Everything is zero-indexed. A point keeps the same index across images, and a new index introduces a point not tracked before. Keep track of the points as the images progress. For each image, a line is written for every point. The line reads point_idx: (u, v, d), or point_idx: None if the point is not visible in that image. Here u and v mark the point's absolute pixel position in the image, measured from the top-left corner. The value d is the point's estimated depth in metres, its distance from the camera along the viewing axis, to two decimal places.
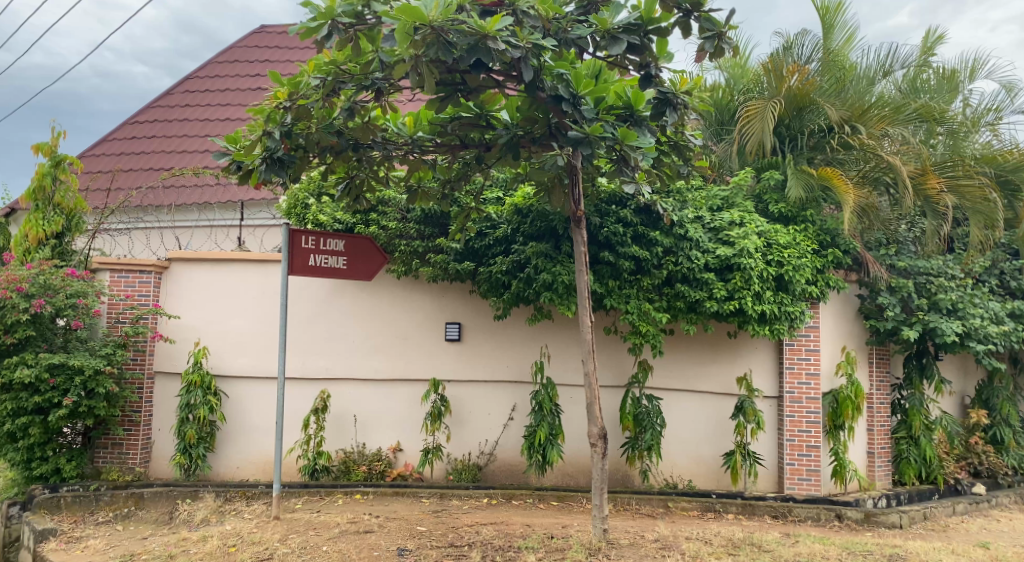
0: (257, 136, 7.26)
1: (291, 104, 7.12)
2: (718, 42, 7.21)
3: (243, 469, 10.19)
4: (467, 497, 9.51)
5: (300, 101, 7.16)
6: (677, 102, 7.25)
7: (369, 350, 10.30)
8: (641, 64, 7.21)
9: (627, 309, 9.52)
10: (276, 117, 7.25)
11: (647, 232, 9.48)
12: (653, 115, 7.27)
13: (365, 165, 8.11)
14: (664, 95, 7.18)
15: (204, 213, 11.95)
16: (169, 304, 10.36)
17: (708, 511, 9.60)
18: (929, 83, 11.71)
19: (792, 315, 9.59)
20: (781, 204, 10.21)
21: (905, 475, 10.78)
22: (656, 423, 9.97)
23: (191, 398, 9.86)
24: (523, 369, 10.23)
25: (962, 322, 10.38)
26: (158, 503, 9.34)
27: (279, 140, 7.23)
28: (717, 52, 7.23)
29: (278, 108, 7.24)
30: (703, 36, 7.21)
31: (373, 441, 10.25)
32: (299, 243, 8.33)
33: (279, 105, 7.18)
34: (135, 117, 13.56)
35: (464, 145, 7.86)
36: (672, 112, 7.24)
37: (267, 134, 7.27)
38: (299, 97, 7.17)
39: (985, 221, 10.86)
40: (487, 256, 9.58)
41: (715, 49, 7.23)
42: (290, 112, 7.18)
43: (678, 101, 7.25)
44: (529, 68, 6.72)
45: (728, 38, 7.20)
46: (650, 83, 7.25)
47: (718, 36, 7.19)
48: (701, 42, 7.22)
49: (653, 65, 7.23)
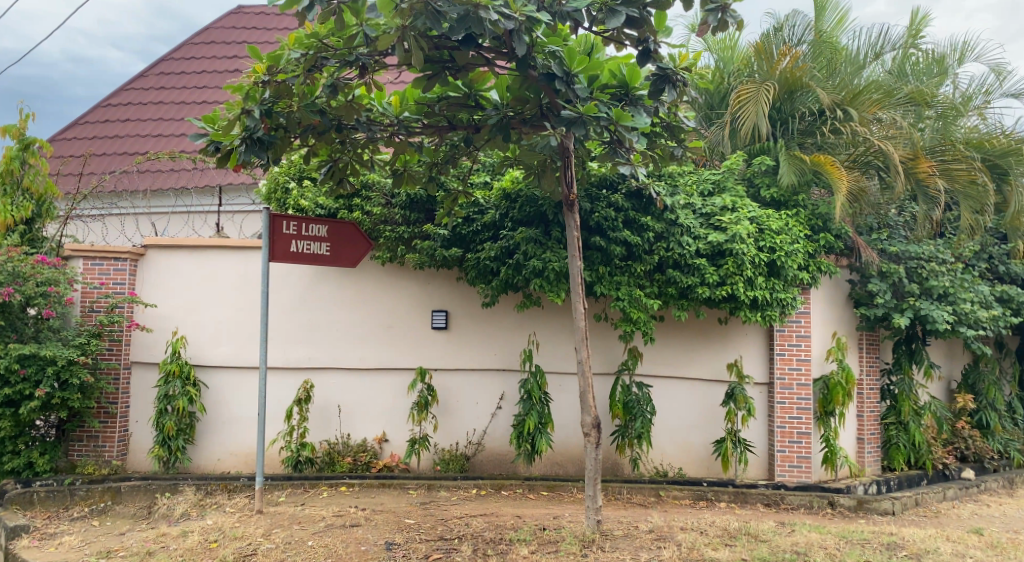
0: (235, 114, 6.88)
1: (270, 78, 6.94)
2: (722, 16, 7.00)
3: (225, 462, 9.92)
4: (455, 488, 9.31)
5: (280, 76, 6.95)
6: (676, 80, 6.98)
7: (354, 339, 10.05)
8: (640, 38, 6.94)
9: (618, 296, 9.31)
10: (255, 95, 6.94)
11: (638, 217, 9.28)
12: (651, 93, 7.01)
13: (348, 147, 7.84)
14: (663, 71, 6.91)
15: (181, 198, 11.58)
16: (145, 292, 10.04)
17: (700, 500, 9.50)
18: (918, 65, 11.54)
19: (784, 301, 9.45)
20: (773, 189, 10.08)
21: (895, 461, 10.69)
22: (647, 410, 9.79)
23: (169, 390, 9.57)
24: (512, 358, 10.03)
25: (953, 307, 10.34)
26: (136, 497, 9.06)
27: (259, 118, 6.87)
28: (721, 26, 7.04)
29: (257, 84, 6.94)
30: (707, 9, 6.99)
31: (357, 432, 10.01)
32: (280, 229, 8.06)
33: (258, 79, 6.95)
34: (108, 100, 13.14)
35: (452, 127, 7.62)
36: (671, 90, 6.98)
37: (247, 112, 6.89)
38: (279, 72, 6.95)
39: (975, 205, 10.76)
40: (475, 242, 9.32)
41: (719, 23, 7.04)
42: (270, 87, 6.96)
43: (677, 78, 6.98)
44: (523, 43, 6.46)
45: (733, 11, 6.99)
46: (649, 59, 6.95)
47: (723, 10, 6.99)
48: (704, 15, 7.00)
49: (652, 41, 6.96)
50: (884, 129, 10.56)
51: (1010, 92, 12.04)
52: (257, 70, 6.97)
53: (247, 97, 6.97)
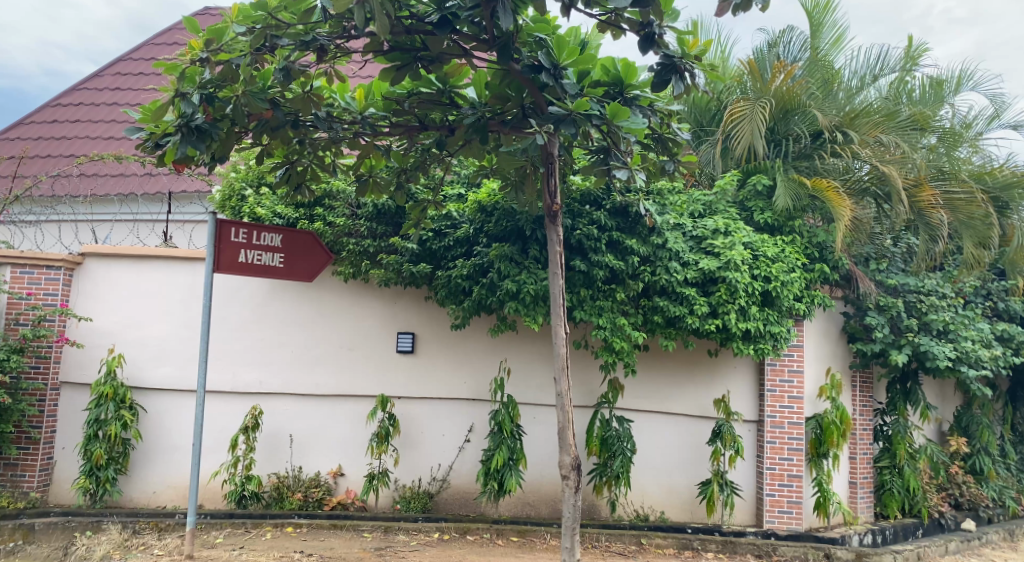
0: (169, 98, 6.09)
1: (210, 55, 6.04)
2: None
3: (161, 495, 8.93)
4: (415, 532, 8.44)
5: (221, 55, 6.10)
6: (683, 69, 6.33)
7: (311, 362, 9.17)
8: (642, 21, 6.26)
9: (600, 323, 8.49)
10: (192, 77, 6.11)
11: (623, 238, 8.51)
12: (654, 84, 6.37)
13: (308, 148, 7.05)
14: (669, 60, 6.26)
15: (127, 204, 10.59)
16: (79, 304, 9.09)
17: (685, 549, 8.75)
18: (914, 93, 10.79)
19: (777, 334, 8.65)
20: (767, 213, 9.29)
21: (889, 508, 9.87)
22: (627, 448, 8.97)
23: (100, 414, 8.61)
24: (483, 387, 9.17)
25: (954, 345, 9.60)
26: (52, 535, 8.24)
27: (196, 102, 6.08)
28: (743, 5, 6.36)
29: (194, 63, 6.08)
30: None
31: (310, 465, 9.08)
32: (228, 236, 7.22)
33: (195, 56, 6.07)
34: (58, 99, 12.18)
35: (423, 128, 6.85)
36: (679, 81, 6.30)
37: (182, 96, 6.10)
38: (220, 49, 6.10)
39: (979, 239, 10.04)
40: (446, 258, 8.51)
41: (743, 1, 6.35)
42: (210, 66, 6.05)
43: (685, 68, 6.33)
44: (509, 14, 5.74)
45: None
46: (652, 45, 6.32)
47: None
48: None
49: (656, 25, 6.29)
50: (882, 152, 9.79)
51: (1008, 124, 11.44)
52: (195, 46, 6.10)
53: (184, 79, 6.10)
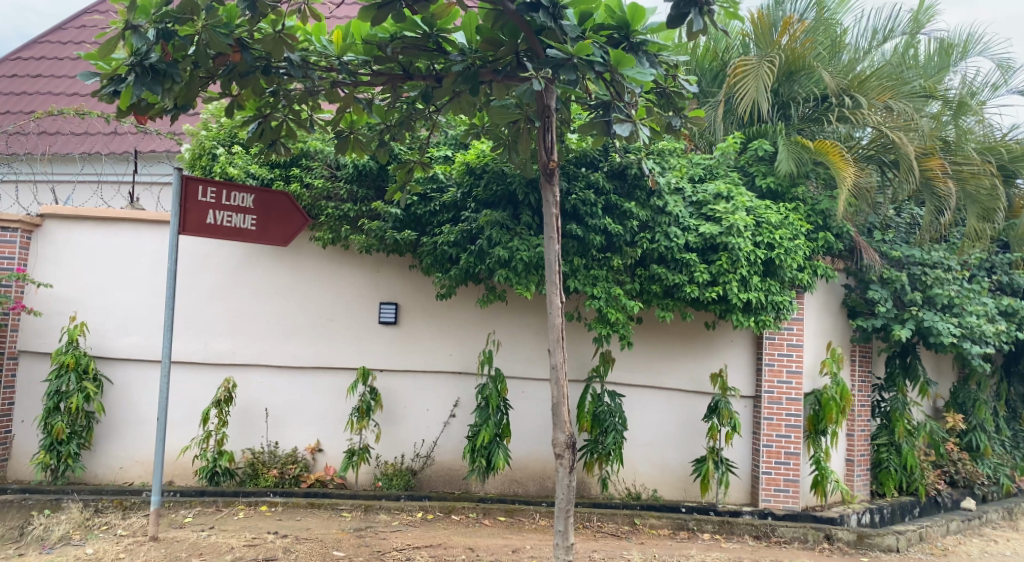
0: (119, 31, 5.49)
1: None
2: None
3: (128, 470, 8.44)
4: (398, 511, 8.01)
5: None
6: (701, 1, 5.83)
7: (287, 333, 8.66)
8: None
9: (594, 293, 8.03)
10: (146, 8, 5.53)
11: (621, 203, 8.05)
12: (671, 19, 5.83)
13: (282, 101, 6.48)
14: None
15: (90, 164, 9.96)
16: (38, 269, 8.52)
17: (681, 530, 8.39)
18: (918, 59, 10.27)
19: (779, 305, 8.20)
20: (770, 178, 8.82)
21: (886, 487, 9.51)
22: (619, 424, 8.53)
23: (61, 385, 8.05)
24: (470, 360, 8.70)
25: (958, 320, 9.20)
26: (7, 515, 7.70)
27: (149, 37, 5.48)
28: None
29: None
30: None
31: (287, 440, 8.60)
32: (196, 195, 6.69)
33: None
34: (17, 53, 11.46)
35: (408, 77, 6.34)
36: (697, 15, 5.81)
37: (133, 29, 5.49)
38: None
39: (981, 211, 9.57)
40: (432, 224, 8.02)
41: None
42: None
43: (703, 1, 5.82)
44: None
45: None
46: None
47: None
48: None
49: None
50: (892, 117, 9.33)
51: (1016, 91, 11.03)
52: None
53: (135, 9, 5.53)
